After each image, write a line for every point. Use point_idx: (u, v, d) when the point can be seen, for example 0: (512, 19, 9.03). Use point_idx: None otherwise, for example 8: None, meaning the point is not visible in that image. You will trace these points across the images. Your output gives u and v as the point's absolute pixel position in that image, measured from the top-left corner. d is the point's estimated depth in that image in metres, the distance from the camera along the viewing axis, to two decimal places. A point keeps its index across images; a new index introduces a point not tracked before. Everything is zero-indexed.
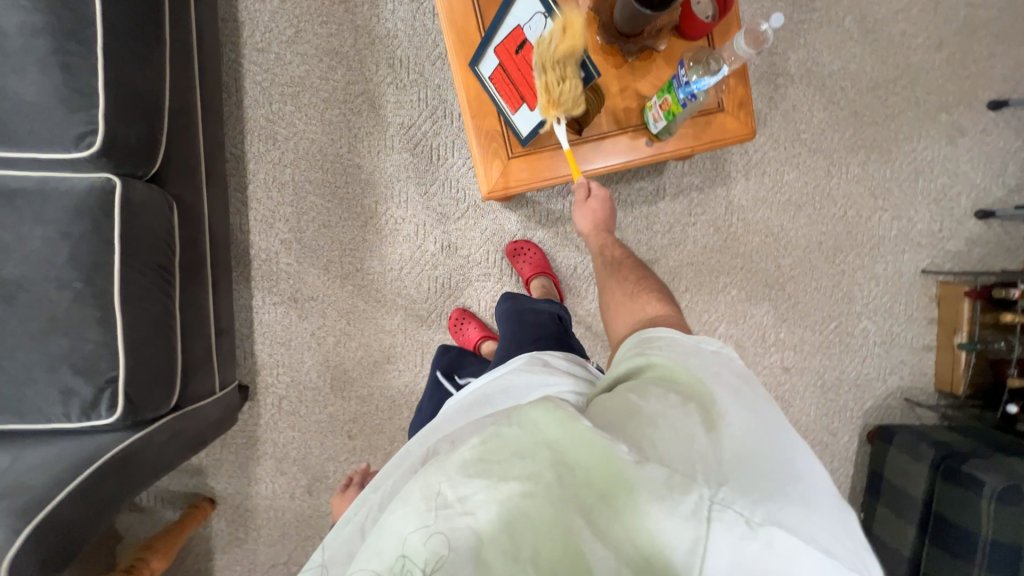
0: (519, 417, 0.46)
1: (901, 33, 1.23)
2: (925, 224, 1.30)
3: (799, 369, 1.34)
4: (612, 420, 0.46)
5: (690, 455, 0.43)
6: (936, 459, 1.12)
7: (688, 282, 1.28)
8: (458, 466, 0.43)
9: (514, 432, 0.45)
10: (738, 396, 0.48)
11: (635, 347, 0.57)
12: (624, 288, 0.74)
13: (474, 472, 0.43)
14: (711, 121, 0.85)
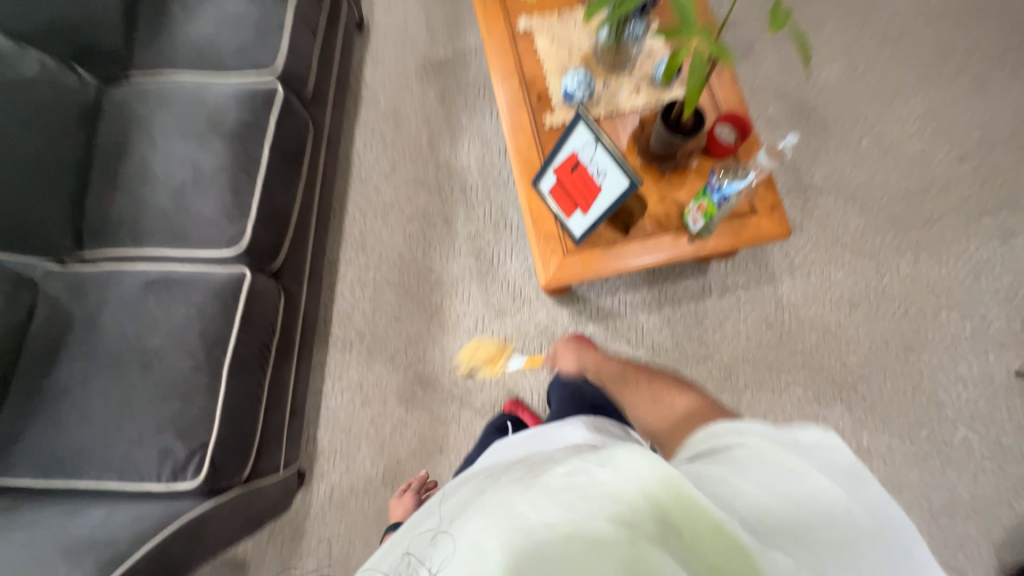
0: (610, 460, 0.44)
1: (920, 151, 1.35)
2: (1001, 323, 1.24)
3: (897, 485, 1.17)
4: (724, 496, 0.43)
5: (818, 555, 0.40)
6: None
7: (747, 379, 1.25)
8: (538, 493, 0.44)
9: (606, 474, 0.43)
10: (865, 491, 0.44)
11: (719, 427, 0.52)
12: (636, 393, 0.74)
13: (561, 501, 0.43)
14: (747, 222, 0.95)
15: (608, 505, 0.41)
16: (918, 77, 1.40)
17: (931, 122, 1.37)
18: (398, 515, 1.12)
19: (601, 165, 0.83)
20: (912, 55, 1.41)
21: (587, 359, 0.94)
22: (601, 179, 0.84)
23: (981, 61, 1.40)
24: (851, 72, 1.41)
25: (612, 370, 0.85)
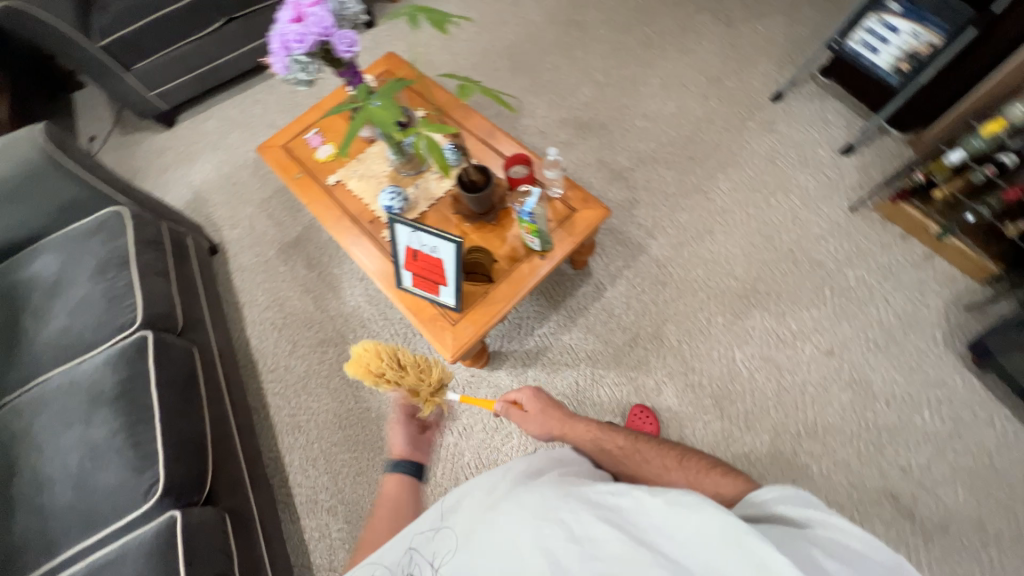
0: (667, 495, 0.58)
1: (676, 107, 1.69)
2: (813, 182, 1.49)
3: (841, 344, 1.27)
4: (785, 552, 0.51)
5: None
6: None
7: (677, 334, 1.35)
8: (588, 511, 0.60)
9: (655, 501, 0.59)
10: None
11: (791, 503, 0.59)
12: (659, 475, 0.79)
13: (605, 516, 0.60)
14: (574, 220, 1.12)
15: (647, 530, 0.57)
16: (642, 65, 1.80)
17: (670, 86, 1.74)
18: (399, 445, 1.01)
19: (430, 242, 0.97)
20: (628, 55, 1.83)
21: (573, 424, 0.94)
22: (437, 252, 0.98)
23: (672, 35, 1.84)
24: (598, 86, 1.79)
25: (614, 450, 0.86)
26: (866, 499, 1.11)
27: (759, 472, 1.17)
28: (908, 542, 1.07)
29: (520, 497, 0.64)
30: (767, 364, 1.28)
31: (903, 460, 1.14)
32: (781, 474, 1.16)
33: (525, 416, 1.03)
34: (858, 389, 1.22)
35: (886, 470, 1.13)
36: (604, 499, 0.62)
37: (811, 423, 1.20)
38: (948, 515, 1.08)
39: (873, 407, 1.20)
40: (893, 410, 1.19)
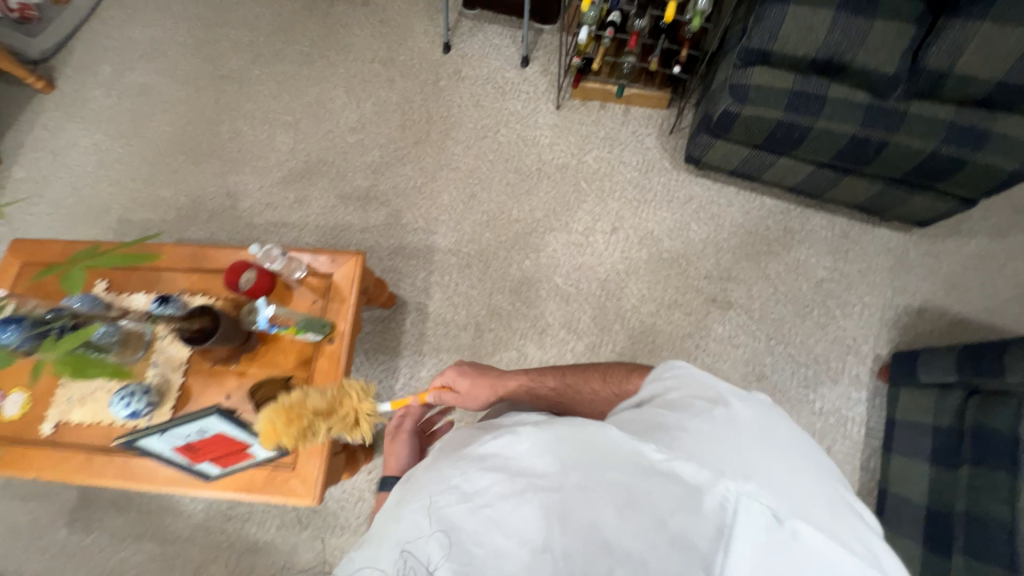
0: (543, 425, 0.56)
1: (374, 106, 1.65)
2: (520, 102, 1.60)
3: (617, 216, 1.45)
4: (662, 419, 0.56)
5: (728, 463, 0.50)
6: (715, 118, 1.18)
7: (506, 298, 1.39)
8: (472, 463, 0.56)
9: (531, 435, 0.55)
10: (777, 421, 0.55)
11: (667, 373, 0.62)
12: (597, 400, 0.80)
13: (486, 465, 0.55)
14: (336, 285, 1.05)
15: (528, 463, 0.54)
16: (318, 84, 1.70)
17: (356, 90, 1.68)
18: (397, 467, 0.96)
19: (189, 428, 0.83)
20: (300, 83, 1.71)
21: (505, 384, 0.89)
22: (207, 430, 0.84)
23: (325, 39, 1.76)
24: (293, 128, 1.66)
25: (550, 393, 0.85)
26: (699, 316, 1.33)
27: (628, 355, 1.31)
28: (737, 324, 1.32)
29: (412, 487, 0.59)
30: (582, 270, 1.40)
31: (702, 270, 1.38)
32: (642, 344, 1.32)
33: (461, 397, 0.93)
34: (647, 242, 1.42)
35: (697, 286, 1.36)
36: (488, 447, 0.57)
37: (636, 291, 1.37)
38: (747, 286, 1.35)
39: (663, 247, 1.41)
40: (676, 240, 1.41)
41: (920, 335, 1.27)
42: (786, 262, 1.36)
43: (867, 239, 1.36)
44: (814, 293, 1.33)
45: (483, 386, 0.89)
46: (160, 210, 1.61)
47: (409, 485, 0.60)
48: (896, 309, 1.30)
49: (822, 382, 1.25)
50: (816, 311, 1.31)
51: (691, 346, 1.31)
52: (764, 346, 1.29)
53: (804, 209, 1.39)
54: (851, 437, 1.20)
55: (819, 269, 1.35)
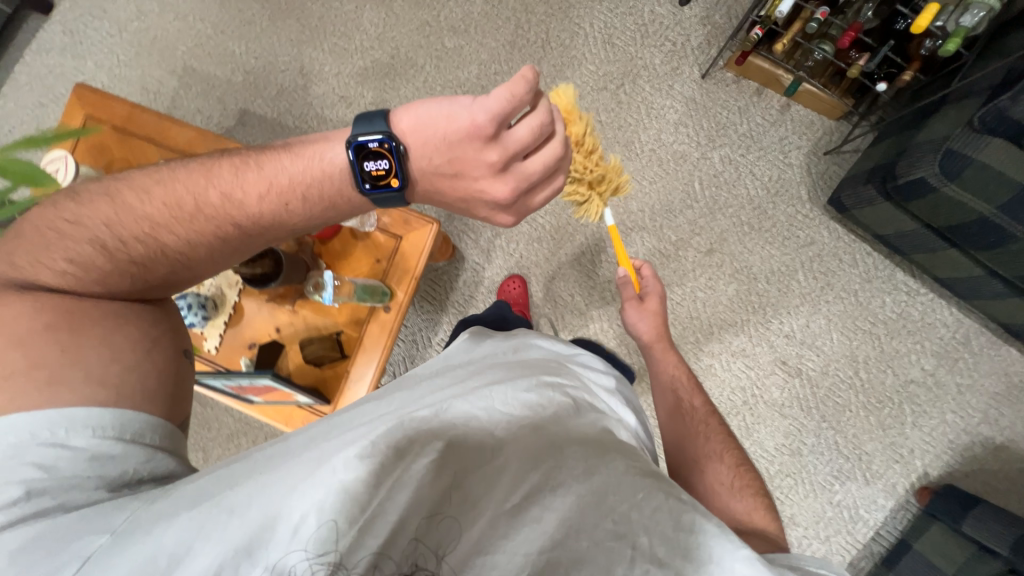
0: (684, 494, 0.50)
1: (484, 8, 1.36)
2: (659, 55, 1.29)
3: (719, 236, 1.26)
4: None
5: None
6: (900, 180, 0.94)
7: (567, 288, 1.30)
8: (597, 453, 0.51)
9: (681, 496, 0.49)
10: None
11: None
12: (709, 460, 0.76)
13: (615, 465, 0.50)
14: (402, 250, 0.99)
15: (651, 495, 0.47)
16: None
17: None
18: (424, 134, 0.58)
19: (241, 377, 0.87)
20: None
21: (664, 355, 0.95)
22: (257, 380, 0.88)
23: None
24: (386, 8, 1.40)
25: (685, 404, 0.86)
26: (761, 373, 1.24)
27: None
28: (796, 394, 1.23)
29: (530, 402, 0.57)
30: None
31: (786, 328, 1.24)
32: None
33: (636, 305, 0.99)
34: (740, 277, 1.25)
35: (773, 342, 1.24)
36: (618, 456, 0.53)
37: (706, 325, 1.26)
38: (826, 360, 1.23)
39: (756, 287, 1.25)
40: (773, 284, 1.24)
41: (987, 473, 1.16)
42: (881, 348, 1.21)
43: (985, 354, 1.19)
44: (895, 391, 1.21)
45: (653, 328, 0.96)
46: (227, 66, 1.44)
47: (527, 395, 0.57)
48: (975, 438, 1.17)
49: (853, 478, 1.21)
50: (887, 409, 1.21)
51: (738, 401, 1.24)
52: (813, 425, 1.22)
53: (934, 298, 1.20)
54: (858, 538, 1.19)
55: (915, 368, 1.20)
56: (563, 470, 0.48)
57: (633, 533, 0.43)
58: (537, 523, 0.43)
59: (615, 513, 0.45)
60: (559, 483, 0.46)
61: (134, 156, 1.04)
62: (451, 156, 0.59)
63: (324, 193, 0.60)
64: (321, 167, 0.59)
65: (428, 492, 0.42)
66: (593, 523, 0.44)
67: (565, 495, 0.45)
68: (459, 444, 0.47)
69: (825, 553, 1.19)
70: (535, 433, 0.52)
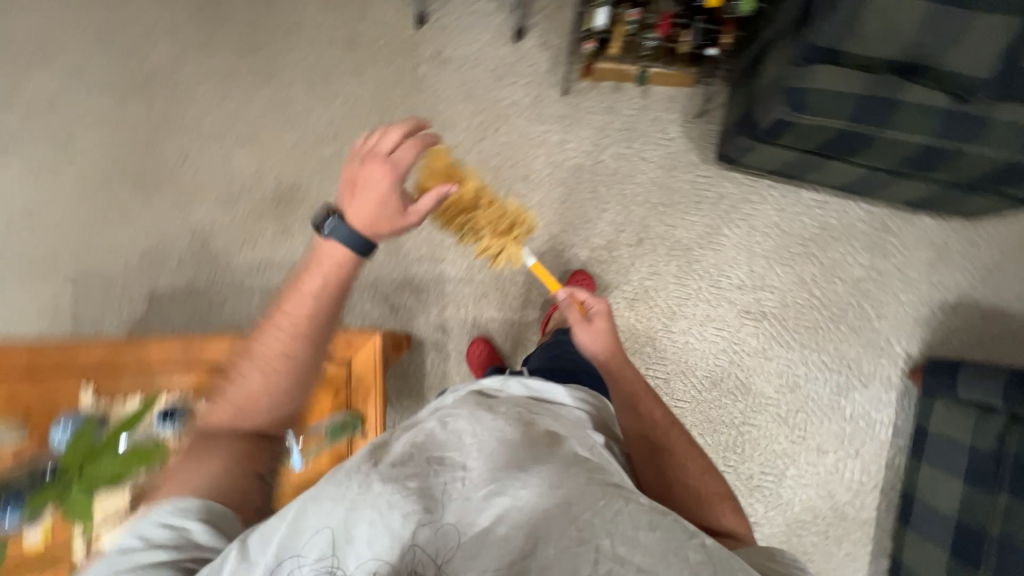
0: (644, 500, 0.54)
1: (347, 110, 1.40)
2: (520, 90, 1.36)
3: (641, 225, 1.31)
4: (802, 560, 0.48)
5: None
6: (763, 125, 1.01)
7: (530, 328, 1.32)
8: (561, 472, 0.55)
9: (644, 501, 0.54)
10: None
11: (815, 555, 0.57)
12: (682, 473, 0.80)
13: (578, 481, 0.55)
14: (355, 375, 0.97)
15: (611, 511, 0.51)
16: (273, 83, 1.42)
17: (323, 89, 1.41)
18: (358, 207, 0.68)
19: None
20: (253, 85, 1.43)
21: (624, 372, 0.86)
22: None
23: (268, 18, 1.44)
24: (253, 142, 1.41)
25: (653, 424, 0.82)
26: (733, 330, 1.28)
27: (662, 377, 1.28)
28: (771, 334, 1.28)
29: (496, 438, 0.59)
30: (608, 290, 1.30)
31: (735, 280, 1.29)
32: (675, 366, 1.28)
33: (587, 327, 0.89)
34: (676, 253, 1.31)
35: (730, 297, 1.29)
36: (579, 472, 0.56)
37: (666, 308, 1.30)
38: (782, 292, 1.28)
39: (693, 256, 1.31)
40: (707, 247, 1.30)
41: (953, 332, 1.25)
42: (821, 263, 1.29)
43: (906, 230, 1.28)
44: (850, 294, 1.28)
45: (608, 348, 0.88)
46: (119, 257, 1.40)
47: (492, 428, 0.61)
48: (931, 307, 1.26)
49: (853, 387, 1.26)
50: (852, 313, 1.27)
51: (726, 363, 1.28)
52: (798, 355, 1.27)
53: (843, 201, 1.29)
54: (879, 438, 1.25)
55: (856, 268, 1.28)
56: (526, 489, 0.54)
57: (597, 539, 0.49)
58: (497, 536, 0.51)
59: (579, 520, 0.50)
60: (521, 501, 0.53)
61: (55, 395, 0.98)
62: (352, 180, 0.69)
63: (349, 279, 0.70)
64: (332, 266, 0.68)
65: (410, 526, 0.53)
66: (557, 536, 0.49)
67: (525, 507, 0.52)
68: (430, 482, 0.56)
69: (860, 465, 1.25)
70: (501, 454, 0.57)
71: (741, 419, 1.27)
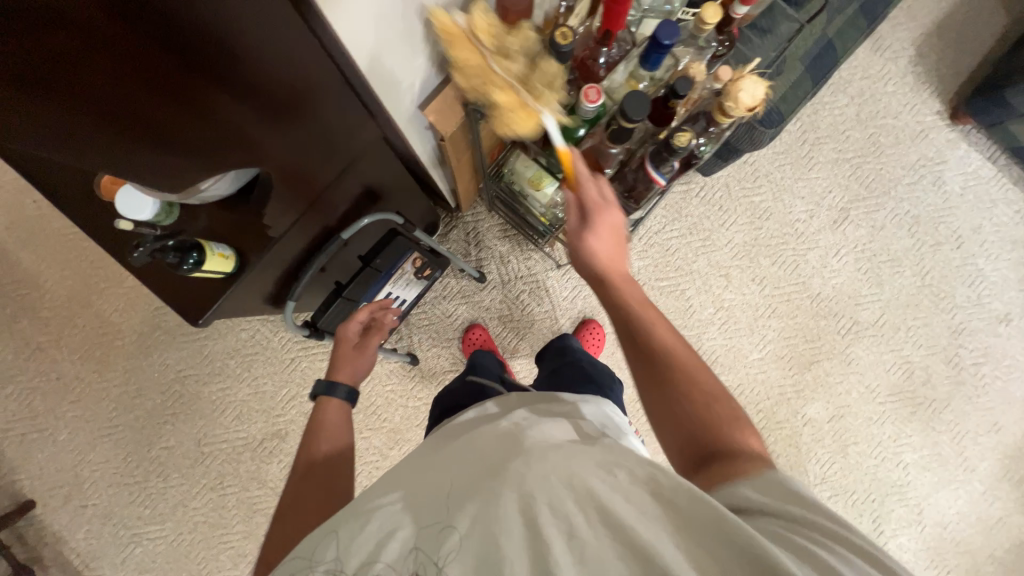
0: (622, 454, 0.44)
1: None
2: (531, 304, 1.29)
3: (713, 266, 1.32)
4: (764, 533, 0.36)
5: None
6: (761, 144, 0.95)
7: (754, 415, 1.30)
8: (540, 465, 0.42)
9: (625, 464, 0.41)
10: None
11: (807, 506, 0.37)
12: (665, 399, 0.51)
13: (554, 464, 0.42)
14: None
15: (582, 484, 0.40)
16: None
17: None
18: (349, 372, 0.80)
19: None
20: None
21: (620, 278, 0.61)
22: None
23: None
24: None
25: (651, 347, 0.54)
26: (843, 242, 1.33)
27: (851, 324, 1.32)
28: (865, 213, 1.33)
29: (478, 433, 0.52)
30: (755, 327, 1.32)
31: (802, 214, 1.33)
32: (847, 307, 1.33)
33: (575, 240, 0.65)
34: (752, 250, 1.32)
35: (815, 226, 1.33)
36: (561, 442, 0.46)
37: (797, 286, 1.32)
38: (836, 183, 1.33)
39: (762, 237, 1.32)
40: (761, 222, 1.33)
41: (941, 67, 1.33)
42: (829, 136, 1.33)
43: None
44: (865, 127, 1.33)
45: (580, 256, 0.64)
46: None
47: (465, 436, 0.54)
48: (910, 72, 1.34)
49: (941, 172, 1.34)
50: (883, 136, 1.33)
51: (868, 263, 1.33)
52: (894, 200, 1.33)
53: None
54: (991, 177, 1.34)
55: (847, 110, 1.33)
56: (503, 485, 0.42)
57: (573, 519, 0.38)
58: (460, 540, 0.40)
59: (550, 507, 0.39)
60: (494, 499, 0.41)
61: None
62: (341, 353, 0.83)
63: (344, 426, 0.70)
64: (332, 420, 0.71)
65: (404, 531, 0.44)
66: (518, 546, 0.38)
67: (491, 506, 0.40)
68: (412, 491, 0.49)
69: (1004, 204, 1.34)
70: (483, 441, 0.50)
71: (921, 277, 1.33)
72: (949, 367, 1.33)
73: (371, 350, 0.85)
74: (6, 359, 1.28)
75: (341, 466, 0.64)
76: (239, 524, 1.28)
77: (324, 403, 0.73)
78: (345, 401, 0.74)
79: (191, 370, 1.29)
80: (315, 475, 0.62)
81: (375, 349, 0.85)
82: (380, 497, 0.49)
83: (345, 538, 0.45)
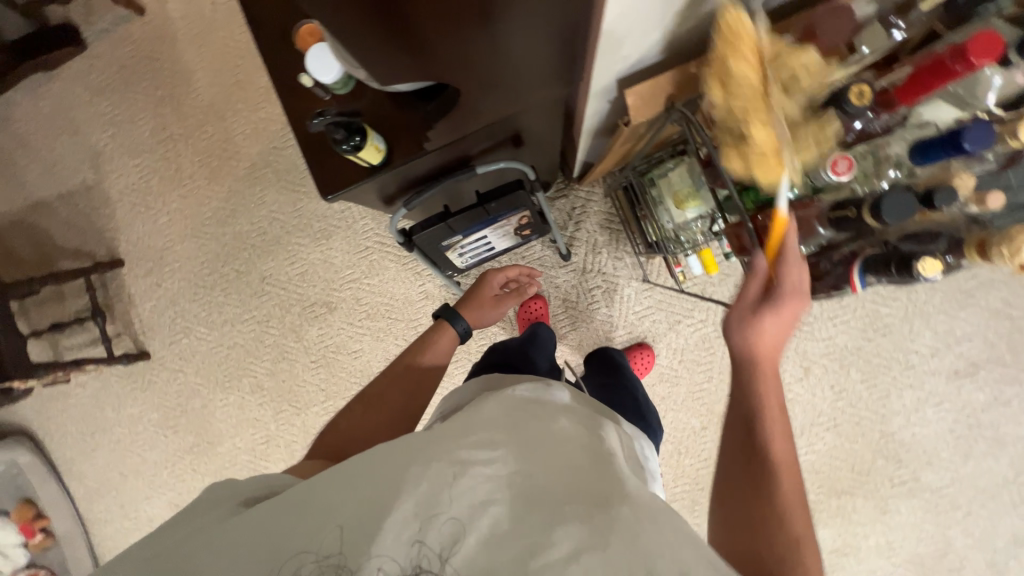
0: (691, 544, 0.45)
1: None
2: (599, 303, 1.26)
3: (798, 354, 1.22)
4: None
5: None
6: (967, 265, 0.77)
7: None
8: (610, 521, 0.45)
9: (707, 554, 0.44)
10: None
11: None
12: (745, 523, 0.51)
13: (626, 528, 0.44)
14: None
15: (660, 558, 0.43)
16: None
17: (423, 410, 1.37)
18: (477, 316, 0.92)
19: None
20: None
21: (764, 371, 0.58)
22: None
23: (335, 378, 1.39)
24: None
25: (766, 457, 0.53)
26: (952, 397, 1.18)
27: (909, 478, 1.21)
28: (995, 380, 1.16)
29: (531, 438, 0.52)
30: (806, 431, 1.23)
31: (925, 349, 1.18)
32: (915, 460, 1.20)
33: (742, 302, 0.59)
34: (849, 358, 1.20)
35: (931, 367, 1.18)
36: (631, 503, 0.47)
37: (874, 415, 1.21)
38: (982, 335, 1.16)
39: (866, 351, 1.20)
40: (874, 335, 1.19)
41: None
42: (1006, 283, 1.14)
43: None
44: None
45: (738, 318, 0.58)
46: None
47: (518, 425, 0.53)
48: None
49: None
50: None
51: (966, 431, 1.18)
52: None
53: None
54: None
55: None
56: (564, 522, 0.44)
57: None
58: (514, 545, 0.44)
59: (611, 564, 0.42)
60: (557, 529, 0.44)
61: None
62: (477, 298, 0.94)
63: (445, 354, 0.79)
64: (443, 349, 0.80)
65: (488, 521, 0.46)
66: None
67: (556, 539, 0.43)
68: (450, 461, 0.48)
69: None
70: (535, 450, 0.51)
71: (1015, 472, 1.18)
72: (988, 569, 1.20)
73: (498, 308, 0.96)
74: (142, 135, 1.41)
75: (428, 384, 0.75)
76: (267, 361, 1.42)
77: (441, 327, 0.80)
78: (458, 336, 0.82)
79: (281, 215, 1.38)
80: (406, 383, 0.73)
81: (502, 308, 0.96)
82: (463, 448, 0.50)
83: (372, 510, 0.45)
